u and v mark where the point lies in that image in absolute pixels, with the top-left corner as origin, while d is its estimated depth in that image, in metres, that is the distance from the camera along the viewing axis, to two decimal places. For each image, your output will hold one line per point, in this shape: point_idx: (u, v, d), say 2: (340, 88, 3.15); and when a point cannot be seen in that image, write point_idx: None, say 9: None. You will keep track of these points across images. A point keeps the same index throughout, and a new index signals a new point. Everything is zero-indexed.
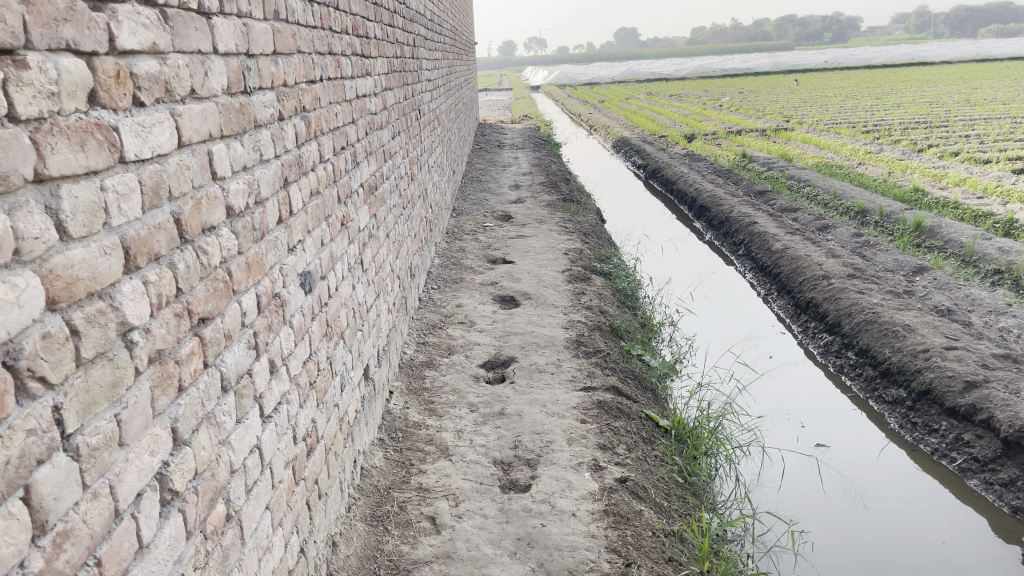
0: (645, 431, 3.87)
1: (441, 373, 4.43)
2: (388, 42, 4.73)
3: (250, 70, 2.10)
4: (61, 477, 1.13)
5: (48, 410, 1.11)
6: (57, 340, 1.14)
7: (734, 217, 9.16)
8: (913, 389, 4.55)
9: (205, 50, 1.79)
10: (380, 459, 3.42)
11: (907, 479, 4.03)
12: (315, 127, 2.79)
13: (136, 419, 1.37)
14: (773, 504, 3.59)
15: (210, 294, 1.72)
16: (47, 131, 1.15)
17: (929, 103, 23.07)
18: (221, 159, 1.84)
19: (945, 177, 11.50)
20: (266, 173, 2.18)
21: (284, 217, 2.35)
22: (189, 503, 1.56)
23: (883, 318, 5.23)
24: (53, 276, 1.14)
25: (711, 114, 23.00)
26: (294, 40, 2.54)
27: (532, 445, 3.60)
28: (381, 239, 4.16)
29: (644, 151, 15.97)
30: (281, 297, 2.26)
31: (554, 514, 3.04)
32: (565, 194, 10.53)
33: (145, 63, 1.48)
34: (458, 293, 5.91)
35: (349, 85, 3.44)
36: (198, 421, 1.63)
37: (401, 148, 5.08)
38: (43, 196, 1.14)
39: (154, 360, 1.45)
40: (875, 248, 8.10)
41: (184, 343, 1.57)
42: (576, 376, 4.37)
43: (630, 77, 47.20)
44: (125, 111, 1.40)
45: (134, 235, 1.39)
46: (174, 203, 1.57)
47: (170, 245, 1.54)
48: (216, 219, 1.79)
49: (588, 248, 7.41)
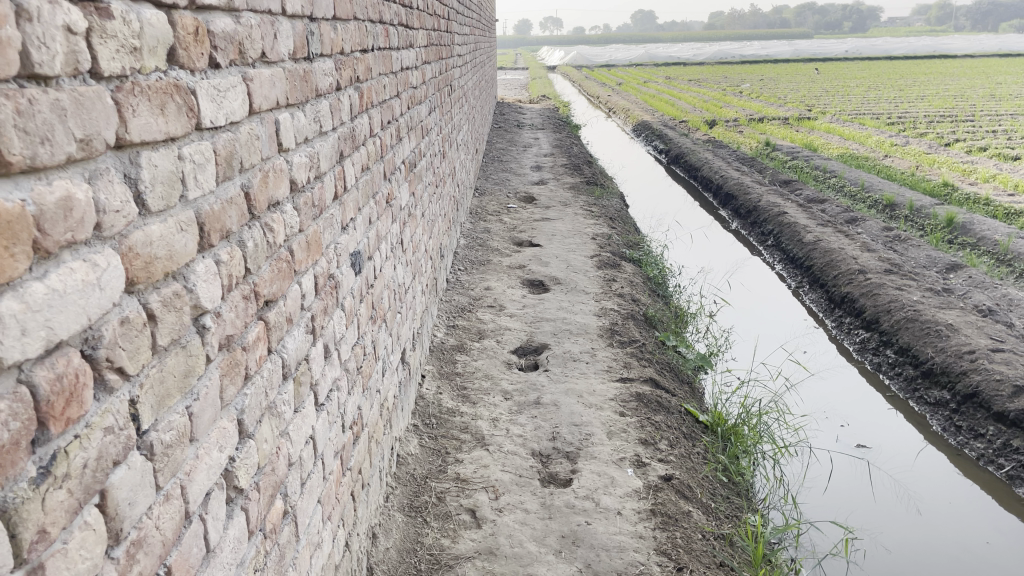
0: (685, 426, 3.76)
1: (472, 358, 4.31)
2: (427, 13, 4.58)
3: (314, 36, 1.97)
4: (136, 479, 1.02)
5: (125, 406, 0.99)
6: (136, 326, 1.02)
7: (763, 206, 9.00)
8: (958, 392, 4.40)
9: (274, 10, 1.65)
10: (415, 446, 3.31)
11: (952, 485, 3.91)
12: (366, 100, 2.66)
13: (206, 412, 1.25)
14: (819, 507, 3.47)
15: (275, 276, 1.60)
16: (128, 91, 1.02)
17: (953, 97, 22.62)
18: (287, 129, 1.71)
19: (974, 173, 11.28)
20: (325, 146, 2.05)
21: (339, 194, 2.22)
22: (251, 501, 1.45)
23: (924, 316, 5.09)
24: (133, 254, 1.02)
25: (731, 101, 22.66)
26: (351, 6, 2.40)
27: (571, 437, 3.49)
28: (418, 217, 4.04)
29: (666, 136, 15.75)
30: (336, 279, 2.14)
31: (599, 511, 2.93)
32: (589, 177, 10.37)
33: (221, 20, 1.34)
34: (486, 275, 5.78)
35: (395, 56, 3.30)
36: (262, 412, 1.51)
37: (435, 123, 4.93)
38: (122, 163, 1.02)
39: (223, 347, 1.33)
40: (907, 243, 7.93)
41: (250, 327, 1.45)
42: (612, 366, 4.25)
43: (646, 60, 46.77)
44: (202, 72, 1.27)
45: (209, 210, 1.26)
46: (244, 175, 1.44)
47: (240, 221, 1.41)
48: (282, 194, 1.67)
49: (616, 234, 7.27)
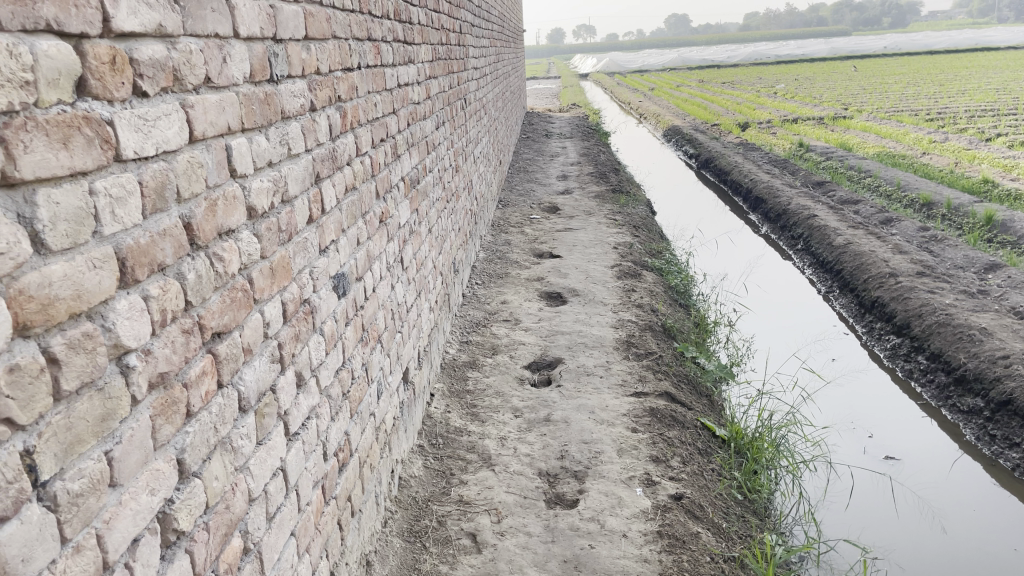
0: (701, 441, 3.64)
1: (484, 374, 4.24)
2: (432, 28, 4.55)
3: (278, 57, 1.92)
4: (31, 534, 0.96)
5: (16, 457, 0.94)
6: (29, 373, 0.97)
7: (792, 209, 8.80)
8: (992, 399, 4.20)
9: (224, 33, 1.61)
10: (418, 468, 3.25)
11: (986, 497, 3.71)
12: (351, 118, 2.61)
13: (133, 454, 1.20)
14: (840, 525, 3.32)
15: (226, 306, 1.55)
16: (19, 126, 0.98)
17: (996, 91, 21.98)
18: (242, 154, 1.67)
19: (1016, 168, 10.89)
20: (294, 170, 2.01)
21: (315, 217, 2.17)
22: (198, 543, 1.39)
23: (957, 320, 4.89)
24: (24, 297, 0.97)
25: (765, 102, 22.31)
26: (328, 25, 2.36)
27: (580, 456, 3.39)
28: (424, 234, 3.99)
29: (697, 140, 15.54)
30: (311, 303, 2.08)
31: (604, 534, 2.83)
32: (614, 185, 10.25)
33: (149, 48, 1.30)
34: (503, 289, 5.71)
35: (390, 73, 3.26)
36: (211, 448, 1.46)
37: (445, 138, 4.89)
38: (14, 202, 0.98)
39: (156, 386, 1.28)
40: (943, 243, 7.67)
41: (193, 362, 1.41)
42: (626, 380, 4.14)
43: (678, 64, 46.44)
44: (124, 102, 1.23)
45: (133, 244, 1.22)
46: (183, 206, 1.40)
47: (178, 253, 1.36)
48: (235, 222, 1.62)
49: (638, 242, 7.14)
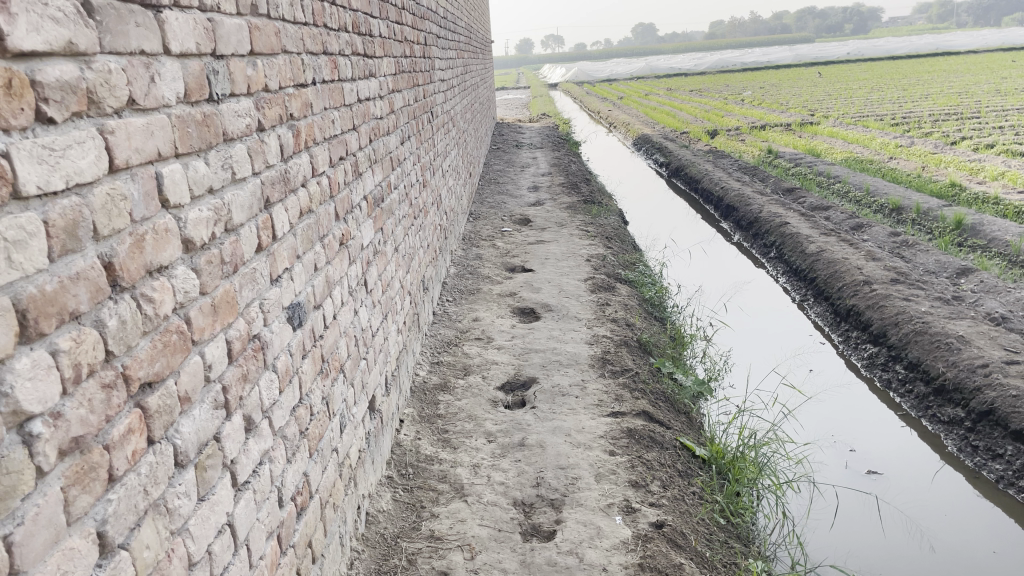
0: (680, 463, 3.53)
1: (456, 398, 4.08)
2: (395, 39, 4.41)
3: (218, 74, 1.77)
4: None
5: None
6: None
7: (764, 217, 8.76)
8: (973, 409, 4.14)
9: (152, 50, 1.46)
10: (387, 502, 3.09)
11: (971, 511, 3.64)
12: (305, 137, 2.46)
13: (41, 535, 1.05)
14: (826, 550, 3.22)
15: (158, 353, 1.39)
16: None
17: (958, 95, 22.24)
18: (176, 181, 1.52)
19: (983, 171, 10.96)
20: (239, 195, 1.85)
21: (265, 245, 2.01)
22: None
23: (934, 328, 4.83)
24: None
25: (732, 109, 22.40)
26: (277, 39, 2.22)
27: (556, 482, 3.26)
28: (389, 253, 3.83)
29: (666, 148, 15.52)
30: (261, 339, 1.93)
31: (583, 569, 2.71)
32: (585, 195, 10.13)
33: (57, 68, 1.15)
34: (475, 306, 5.57)
35: (348, 88, 3.11)
36: (141, 514, 1.30)
37: (410, 153, 4.74)
38: None
39: (69, 451, 1.12)
40: (914, 249, 7.66)
41: (117, 420, 1.25)
42: (602, 400, 4.01)
43: (644, 72, 46.77)
44: (25, 130, 1.08)
45: (36, 293, 1.06)
46: (102, 244, 1.24)
47: (96, 298, 1.21)
48: (168, 257, 1.47)
49: (611, 254, 7.03)
